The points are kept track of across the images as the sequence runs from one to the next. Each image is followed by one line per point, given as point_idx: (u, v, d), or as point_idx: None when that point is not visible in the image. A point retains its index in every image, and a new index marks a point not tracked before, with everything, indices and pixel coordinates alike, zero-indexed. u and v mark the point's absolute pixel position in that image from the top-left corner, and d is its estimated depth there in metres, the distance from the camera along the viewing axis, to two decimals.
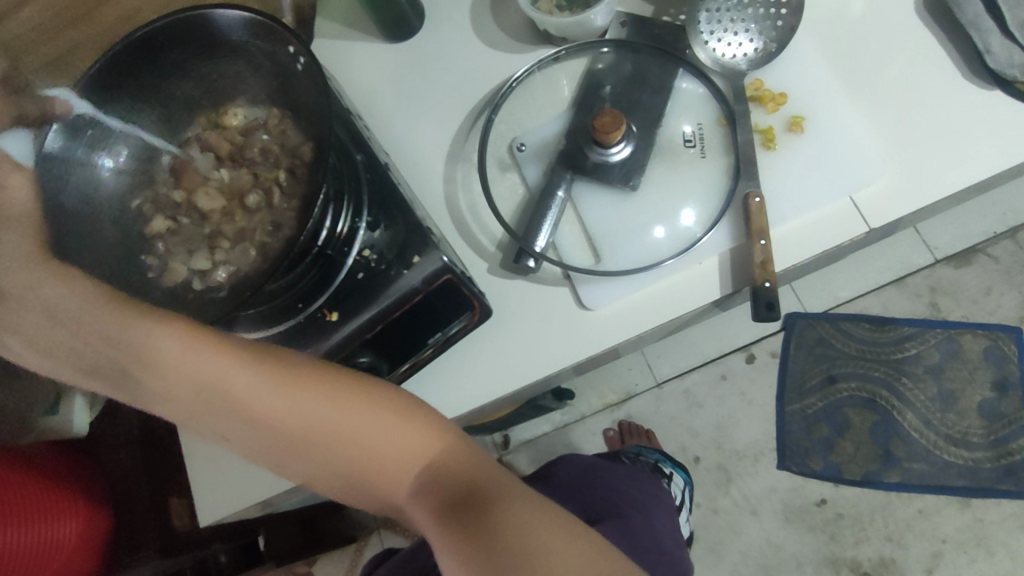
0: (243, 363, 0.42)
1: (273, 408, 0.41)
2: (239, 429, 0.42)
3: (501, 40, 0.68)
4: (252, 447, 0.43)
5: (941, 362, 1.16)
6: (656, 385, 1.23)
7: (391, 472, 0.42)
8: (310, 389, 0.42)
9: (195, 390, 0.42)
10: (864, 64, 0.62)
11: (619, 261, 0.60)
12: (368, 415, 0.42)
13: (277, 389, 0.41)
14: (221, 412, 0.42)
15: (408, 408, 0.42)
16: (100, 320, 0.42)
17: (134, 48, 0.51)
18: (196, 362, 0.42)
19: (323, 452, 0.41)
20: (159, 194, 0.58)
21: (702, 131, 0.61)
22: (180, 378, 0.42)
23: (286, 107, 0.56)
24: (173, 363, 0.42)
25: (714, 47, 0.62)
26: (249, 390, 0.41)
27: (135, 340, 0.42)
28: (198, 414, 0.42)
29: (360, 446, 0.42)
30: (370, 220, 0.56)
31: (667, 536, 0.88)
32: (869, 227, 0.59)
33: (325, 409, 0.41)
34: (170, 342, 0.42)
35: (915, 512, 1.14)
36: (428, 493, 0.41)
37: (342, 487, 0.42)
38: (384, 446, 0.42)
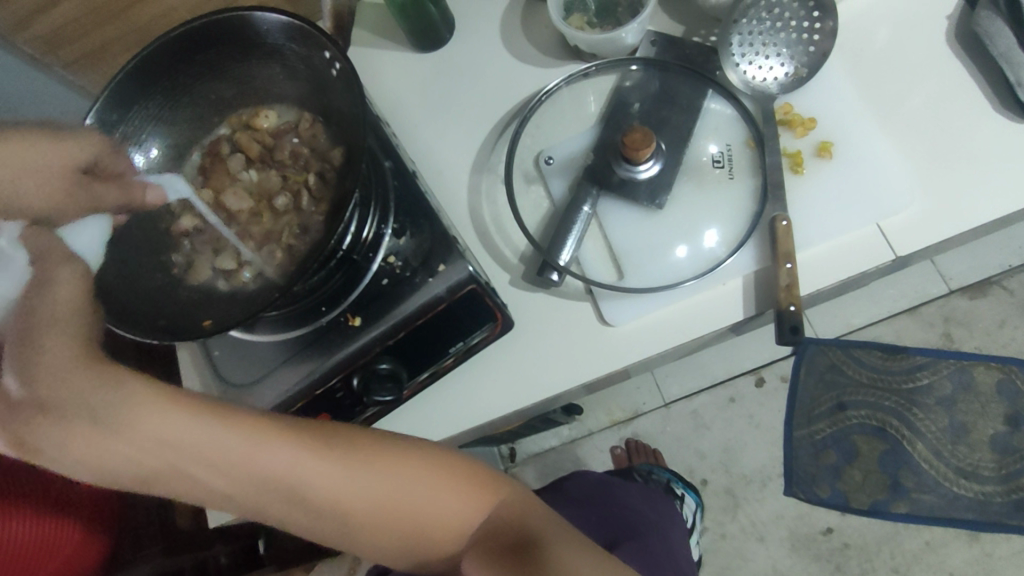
0: (310, 451, 0.43)
1: (339, 491, 0.44)
2: (304, 513, 0.44)
3: (529, 53, 0.69)
4: (311, 527, 0.45)
5: (953, 394, 1.15)
6: (664, 405, 1.22)
7: (446, 531, 0.47)
8: (375, 465, 0.45)
9: (259, 486, 0.42)
10: (892, 93, 0.62)
11: (642, 279, 0.59)
12: (420, 479, 0.46)
13: (343, 473, 0.44)
14: (275, 497, 0.43)
15: (459, 470, 0.47)
16: (154, 422, 0.40)
17: (173, 48, 0.52)
18: (261, 458, 0.42)
19: (385, 524, 0.45)
20: (188, 192, 0.58)
21: (731, 152, 0.61)
22: (243, 476, 0.42)
23: (319, 112, 0.56)
24: (234, 461, 0.41)
25: (745, 70, 0.63)
26: (315, 478, 0.43)
27: (200, 444, 0.41)
28: (259, 504, 0.43)
29: (420, 512, 0.46)
30: (396, 227, 0.57)
31: (677, 550, 0.88)
32: (896, 255, 0.59)
33: (387, 483, 0.45)
34: (233, 438, 0.41)
35: (923, 544, 1.13)
36: (480, 543, 0.47)
37: (398, 550, 0.46)
38: (442, 508, 0.46)
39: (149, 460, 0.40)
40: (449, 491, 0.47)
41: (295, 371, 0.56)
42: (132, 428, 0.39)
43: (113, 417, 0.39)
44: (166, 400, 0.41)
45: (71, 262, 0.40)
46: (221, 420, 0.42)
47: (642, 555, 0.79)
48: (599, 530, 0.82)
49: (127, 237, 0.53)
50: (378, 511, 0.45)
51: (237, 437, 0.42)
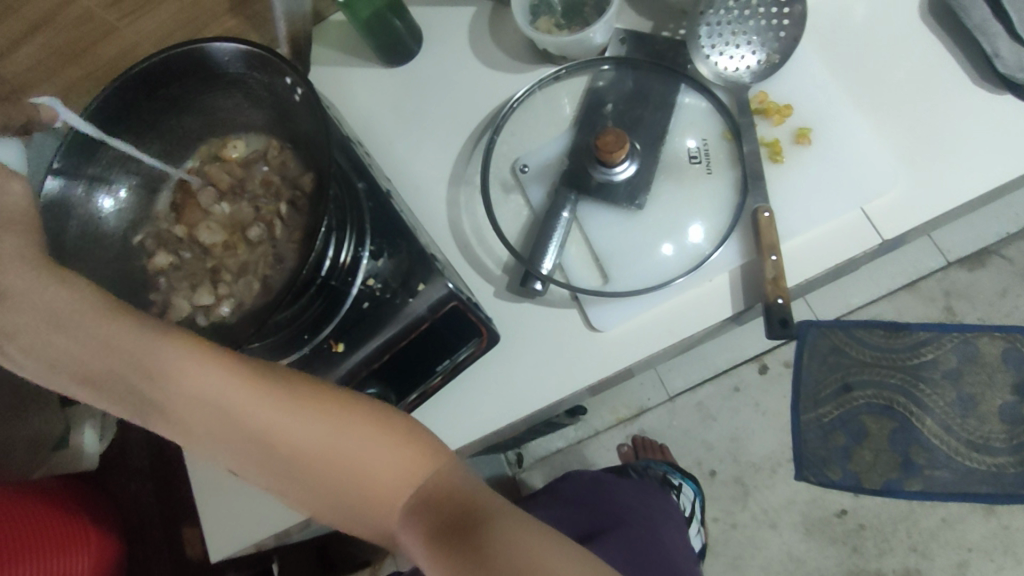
0: (248, 378, 0.41)
1: (275, 429, 0.40)
2: (240, 447, 0.41)
3: (500, 61, 0.68)
4: (247, 465, 0.41)
5: (958, 366, 1.13)
6: (669, 399, 1.21)
7: (383, 498, 0.41)
8: (309, 406, 0.41)
9: (193, 407, 0.40)
10: (869, 74, 0.61)
11: (627, 281, 0.59)
12: (353, 430, 0.41)
13: (280, 410, 0.40)
14: (209, 422, 0.41)
15: (403, 428, 0.42)
16: (108, 332, 0.40)
17: (134, 86, 0.51)
18: (199, 380, 0.40)
19: (318, 476, 0.41)
20: (161, 229, 0.57)
21: (708, 146, 0.60)
22: (181, 394, 0.40)
23: (286, 138, 0.56)
24: (173, 375, 0.40)
25: (717, 61, 0.61)
26: (252, 409, 0.40)
27: (144, 356, 0.40)
28: (197, 430, 0.41)
29: (356, 471, 0.40)
30: (374, 249, 0.55)
31: (674, 547, 0.87)
32: (882, 238, 0.57)
33: (325, 432, 0.40)
34: (176, 355, 0.40)
35: (939, 521, 1.12)
36: (417, 515, 0.40)
37: (332, 511, 0.41)
38: (380, 469, 0.40)
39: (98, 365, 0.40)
40: (385, 451, 0.41)
41: None
42: (91, 335, 0.40)
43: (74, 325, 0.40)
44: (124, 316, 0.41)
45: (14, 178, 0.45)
46: (165, 333, 0.41)
47: (625, 546, 0.80)
48: (583, 525, 0.84)
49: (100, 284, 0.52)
50: (309, 458, 0.40)
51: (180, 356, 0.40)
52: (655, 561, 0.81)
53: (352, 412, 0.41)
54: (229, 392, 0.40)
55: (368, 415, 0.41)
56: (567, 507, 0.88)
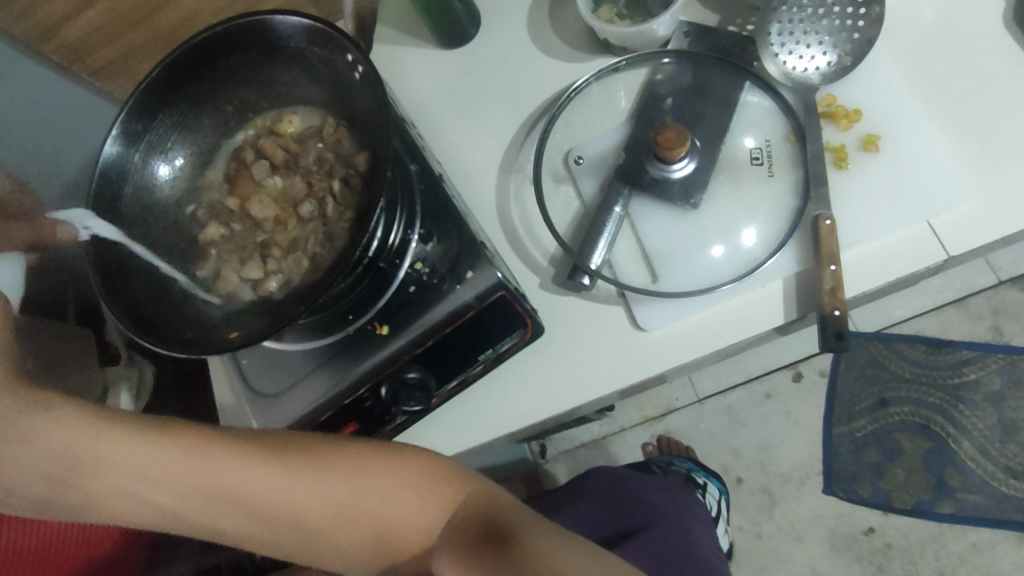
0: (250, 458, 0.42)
1: (293, 503, 0.42)
2: (259, 528, 0.42)
3: (559, 48, 0.66)
4: (273, 544, 0.43)
5: (1002, 389, 1.10)
6: (698, 401, 1.19)
7: (413, 535, 0.44)
8: (325, 468, 0.43)
9: (200, 497, 0.41)
10: (944, 82, 0.58)
11: (678, 282, 0.57)
12: (373, 478, 0.43)
13: (295, 482, 0.42)
14: (218, 510, 0.42)
15: (420, 464, 0.44)
16: (101, 448, 0.40)
17: (193, 55, 0.51)
18: (202, 468, 0.41)
19: (345, 535, 0.43)
20: (215, 200, 0.58)
21: (770, 147, 0.58)
22: (184, 487, 0.41)
23: (342, 115, 0.55)
24: (172, 472, 0.41)
25: (785, 60, 0.60)
26: (264, 488, 0.42)
27: (139, 458, 0.41)
28: (216, 525, 0.42)
29: (381, 514, 0.43)
30: (423, 232, 0.55)
31: (703, 545, 0.85)
32: (947, 255, 0.55)
33: (340, 487, 0.43)
34: (179, 454, 0.41)
35: (970, 545, 1.09)
36: (454, 539, 0.43)
37: (365, 559, 0.44)
38: (407, 508, 0.44)
39: (93, 480, 0.40)
40: (408, 488, 0.44)
41: (324, 380, 0.55)
42: (85, 453, 0.40)
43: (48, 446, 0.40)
44: (114, 426, 0.41)
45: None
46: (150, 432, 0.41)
47: (649, 547, 0.80)
48: (608, 528, 0.85)
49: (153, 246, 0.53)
50: (334, 521, 0.43)
51: (183, 453, 0.41)
52: (681, 559, 0.81)
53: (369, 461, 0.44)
54: (235, 477, 0.41)
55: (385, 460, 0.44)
56: (593, 506, 0.88)
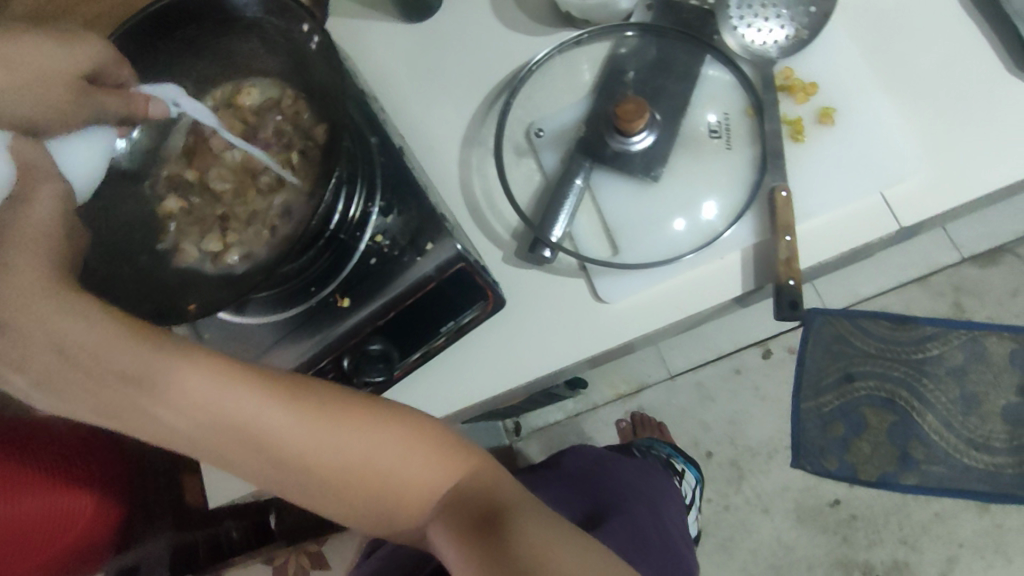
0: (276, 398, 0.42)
1: (306, 448, 0.42)
2: (270, 468, 0.42)
3: (521, 22, 0.66)
4: (277, 482, 0.43)
5: (964, 364, 1.13)
6: (670, 377, 1.21)
7: (414, 500, 0.44)
8: (344, 421, 0.42)
9: (221, 428, 0.41)
10: (900, 57, 0.59)
11: (637, 254, 0.58)
12: (390, 439, 0.43)
13: (311, 426, 0.42)
14: (237, 443, 0.41)
15: (432, 432, 0.45)
16: (124, 360, 0.39)
17: (149, 27, 0.51)
18: (226, 400, 0.41)
19: (350, 488, 0.43)
20: (173, 173, 0.57)
21: (729, 120, 0.59)
22: (207, 415, 0.40)
23: (301, 88, 0.55)
24: (197, 399, 0.40)
25: (744, 33, 0.60)
26: (285, 430, 0.41)
27: (166, 380, 0.39)
28: (227, 454, 0.41)
29: (388, 477, 0.43)
30: (383, 204, 0.55)
31: (671, 527, 0.87)
32: (899, 226, 0.56)
33: (356, 443, 0.42)
34: (203, 378, 0.40)
35: (932, 515, 1.12)
36: (449, 510, 0.43)
37: (364, 516, 0.44)
38: (415, 474, 0.44)
39: (109, 395, 0.39)
40: (419, 456, 0.44)
41: (286, 353, 0.55)
42: (103, 364, 0.38)
43: (68, 350, 0.38)
44: (136, 341, 0.39)
45: (53, 182, 0.41)
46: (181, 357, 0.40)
47: (625, 525, 0.79)
48: (586, 502, 0.84)
49: (106, 218, 0.52)
50: (344, 472, 0.42)
51: (209, 378, 0.40)
52: (650, 537, 0.81)
53: (386, 423, 0.43)
54: (259, 414, 0.41)
55: (400, 424, 0.44)
56: (573, 483, 0.88)
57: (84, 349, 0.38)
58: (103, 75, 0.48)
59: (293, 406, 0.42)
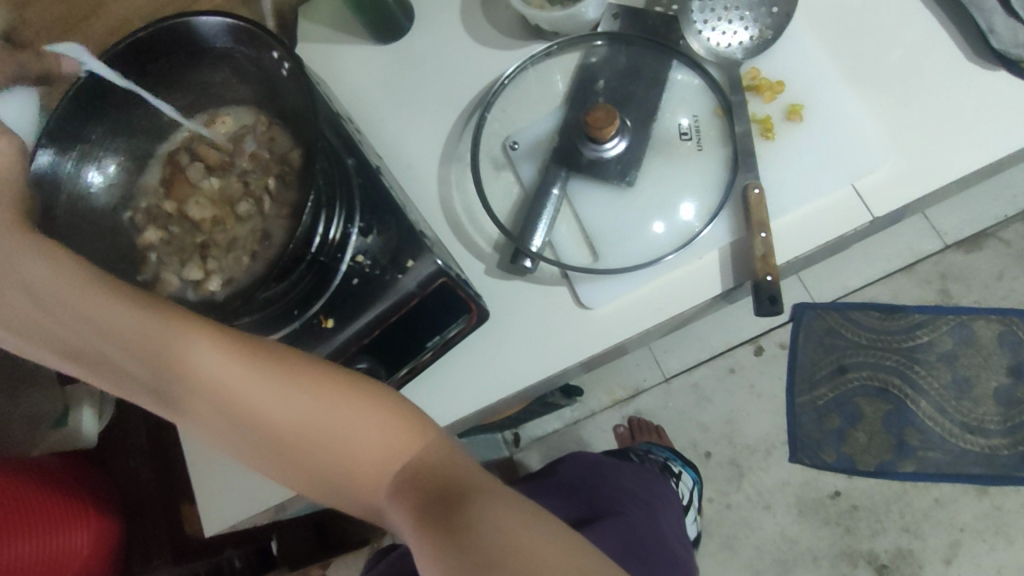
0: (226, 349, 0.40)
1: (258, 402, 0.40)
2: (218, 421, 0.40)
3: (492, 38, 0.67)
4: (229, 441, 0.40)
5: (954, 349, 1.14)
6: (665, 380, 1.21)
7: (371, 476, 0.40)
8: (297, 379, 0.40)
9: (168, 372, 0.39)
10: (863, 50, 0.60)
11: (617, 259, 0.59)
12: (345, 403, 0.40)
13: (263, 379, 0.40)
14: (183, 391, 0.39)
15: (393, 402, 0.41)
16: (77, 297, 0.39)
17: (120, 62, 0.50)
18: (173, 346, 0.39)
19: (304, 451, 0.40)
20: (153, 205, 0.58)
21: (699, 123, 0.60)
22: (153, 358, 0.39)
23: (275, 113, 0.55)
24: (141, 341, 0.39)
25: (709, 37, 0.61)
26: (233, 380, 0.39)
27: (111, 320, 0.39)
28: (176, 404, 0.40)
29: (343, 446, 0.40)
30: (363, 225, 0.55)
31: (669, 539, 0.86)
32: (873, 216, 0.57)
33: (308, 403, 0.40)
34: (149, 319, 0.39)
35: (932, 501, 1.12)
36: (410, 488, 0.39)
37: (317, 487, 0.41)
38: (371, 445, 0.40)
39: (60, 331, 0.39)
40: (378, 426, 0.40)
41: None
42: (59, 301, 0.39)
43: (25, 287, 0.39)
44: (90, 281, 0.40)
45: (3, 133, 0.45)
46: (127, 299, 0.39)
47: (613, 533, 0.78)
48: (579, 510, 0.84)
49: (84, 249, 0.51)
50: (296, 432, 0.40)
51: (158, 321, 0.39)
52: (642, 543, 0.80)
53: (342, 386, 0.41)
54: (207, 362, 0.39)
55: (358, 390, 0.41)
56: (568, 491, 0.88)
57: (40, 286, 0.39)
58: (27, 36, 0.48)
59: (243, 357, 0.40)
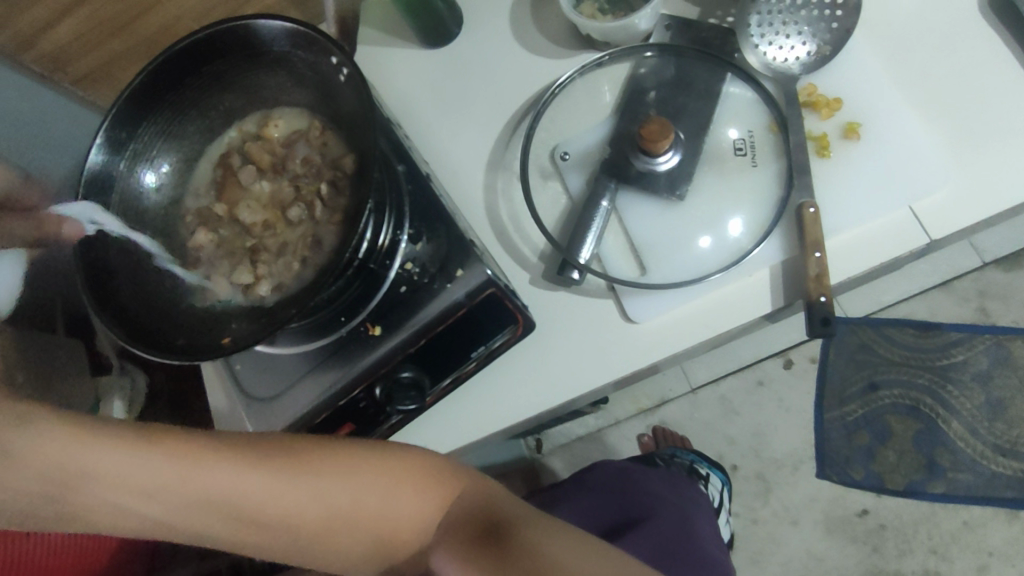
0: (248, 466, 0.40)
1: (290, 508, 0.40)
2: (253, 537, 0.40)
3: (543, 45, 0.67)
4: (263, 552, 0.41)
5: (989, 370, 1.12)
6: (691, 391, 1.20)
7: (409, 533, 0.44)
8: (325, 470, 0.42)
9: (195, 507, 0.38)
10: (922, 69, 0.59)
11: (665, 273, 0.58)
12: (375, 480, 0.43)
13: (293, 483, 0.41)
14: (212, 521, 0.39)
15: (417, 463, 0.44)
16: (87, 457, 0.36)
17: (179, 61, 0.52)
18: (195, 477, 0.38)
19: (342, 534, 0.42)
20: (204, 207, 0.58)
21: (753, 137, 0.59)
22: (179, 497, 0.38)
23: (329, 118, 0.55)
24: (161, 483, 0.38)
25: (766, 52, 0.60)
26: (264, 493, 0.40)
27: (125, 470, 0.37)
28: (204, 533, 0.39)
29: (381, 515, 0.43)
30: (412, 232, 0.55)
31: (709, 544, 0.85)
32: (929, 239, 0.56)
33: (340, 489, 0.42)
34: (162, 460, 0.38)
35: (961, 523, 1.10)
36: (450, 534, 0.43)
37: (360, 560, 0.43)
38: (407, 506, 0.43)
39: (72, 495, 0.36)
40: (410, 488, 0.44)
41: (319, 381, 0.56)
42: (67, 465, 0.36)
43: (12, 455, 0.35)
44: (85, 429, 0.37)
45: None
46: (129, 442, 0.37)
47: (650, 538, 0.81)
48: (610, 518, 0.86)
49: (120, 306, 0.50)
50: (332, 521, 0.41)
51: (173, 463, 0.38)
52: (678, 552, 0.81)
53: (369, 463, 0.43)
54: (231, 485, 0.39)
55: (384, 463, 0.43)
56: (598, 500, 0.88)
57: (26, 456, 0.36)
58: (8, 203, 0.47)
59: (267, 468, 0.40)
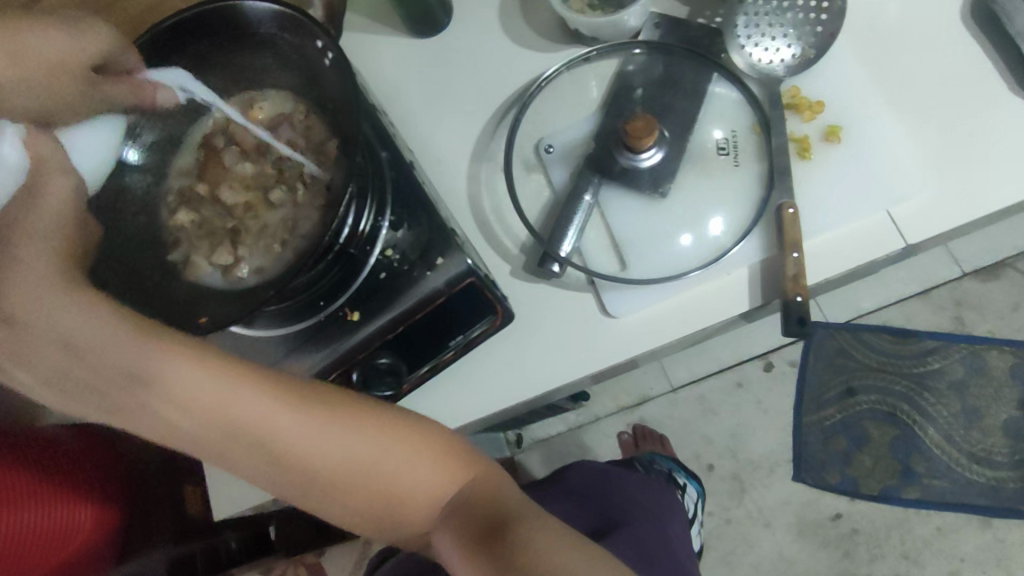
0: (285, 404, 0.42)
1: (314, 453, 0.42)
2: (275, 474, 0.42)
3: (530, 39, 0.67)
4: (281, 489, 0.43)
5: (965, 379, 1.13)
6: (672, 390, 1.21)
7: (419, 505, 0.44)
8: (353, 426, 0.43)
9: (232, 431, 0.41)
10: (903, 75, 0.60)
11: (644, 269, 0.58)
12: (396, 446, 0.44)
13: (322, 430, 0.42)
14: (245, 449, 0.42)
15: (439, 438, 0.45)
16: (159, 366, 0.40)
17: (167, 38, 0.52)
18: (236, 402, 0.41)
19: (358, 493, 0.43)
20: (186, 187, 0.57)
21: (736, 138, 0.59)
22: (217, 419, 0.41)
23: (313, 103, 0.55)
24: (208, 403, 0.41)
25: (751, 53, 0.61)
26: (294, 433, 0.42)
27: (178, 384, 0.40)
28: (234, 460, 0.42)
29: (397, 481, 0.44)
30: (393, 219, 0.55)
31: (681, 551, 0.87)
32: (906, 243, 0.57)
33: (363, 445, 0.43)
34: (214, 381, 0.41)
35: (933, 529, 1.12)
36: (457, 515, 0.43)
37: (369, 521, 0.44)
38: (423, 478, 0.44)
39: (122, 394, 0.40)
40: (430, 461, 0.44)
41: (295, 366, 0.55)
42: (121, 366, 0.40)
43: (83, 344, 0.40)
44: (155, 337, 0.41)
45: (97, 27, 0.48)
46: (188, 354, 0.41)
47: (632, 539, 0.80)
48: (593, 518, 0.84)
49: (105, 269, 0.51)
50: (351, 481, 0.43)
51: (222, 384, 0.41)
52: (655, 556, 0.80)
53: (393, 430, 0.44)
54: (267, 418, 0.42)
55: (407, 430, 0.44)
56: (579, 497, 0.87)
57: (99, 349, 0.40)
58: (113, 63, 0.49)
59: (303, 410, 0.42)
